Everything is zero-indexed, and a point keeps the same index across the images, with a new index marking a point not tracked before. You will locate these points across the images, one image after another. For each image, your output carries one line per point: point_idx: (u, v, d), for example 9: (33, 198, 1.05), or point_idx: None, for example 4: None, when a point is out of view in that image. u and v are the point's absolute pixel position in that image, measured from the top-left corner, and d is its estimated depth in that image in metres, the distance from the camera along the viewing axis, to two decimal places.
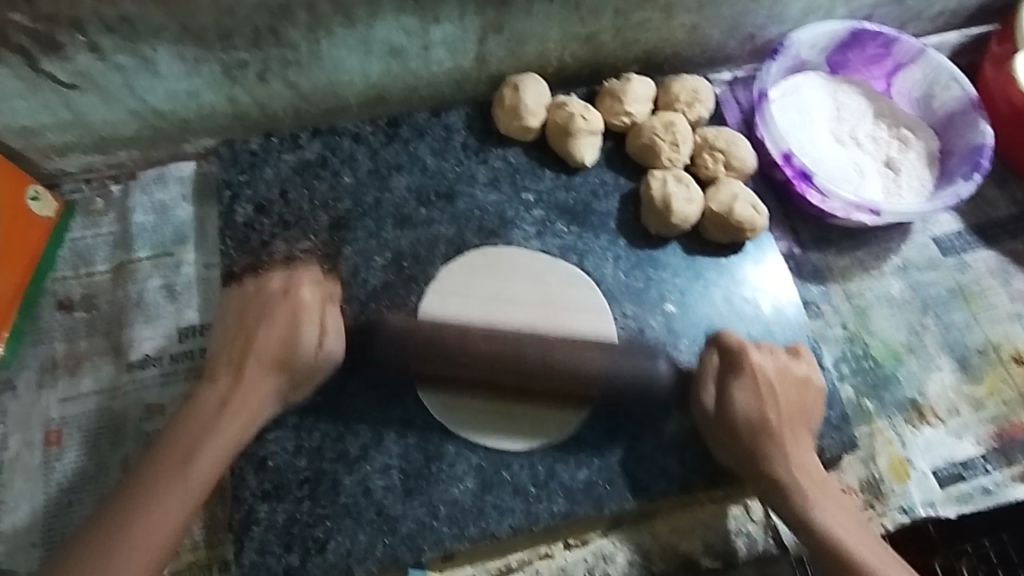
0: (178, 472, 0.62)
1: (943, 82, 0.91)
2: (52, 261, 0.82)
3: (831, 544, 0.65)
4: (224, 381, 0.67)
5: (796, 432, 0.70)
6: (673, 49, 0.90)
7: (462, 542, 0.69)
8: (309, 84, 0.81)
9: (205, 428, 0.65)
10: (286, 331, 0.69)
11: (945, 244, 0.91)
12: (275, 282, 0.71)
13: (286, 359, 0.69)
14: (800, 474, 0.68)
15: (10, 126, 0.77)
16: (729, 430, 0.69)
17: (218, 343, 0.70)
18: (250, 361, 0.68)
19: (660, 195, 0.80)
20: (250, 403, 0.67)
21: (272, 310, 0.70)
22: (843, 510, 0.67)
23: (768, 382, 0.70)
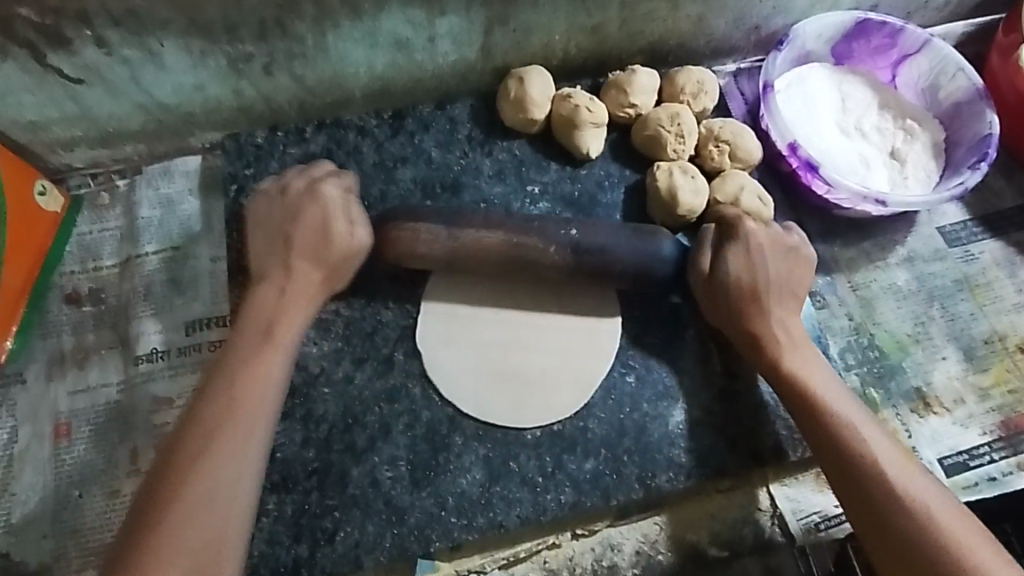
0: (259, 356, 0.65)
1: (950, 72, 0.91)
2: (59, 255, 0.82)
3: (812, 400, 0.68)
4: (274, 280, 0.70)
5: (787, 297, 0.73)
6: (678, 40, 0.90)
7: (470, 533, 0.70)
8: (314, 76, 0.81)
9: (266, 329, 0.67)
10: (322, 224, 0.71)
11: (950, 235, 0.91)
12: (298, 180, 0.74)
13: (323, 254, 0.71)
14: (784, 336, 0.71)
15: (16, 120, 0.77)
16: (722, 292, 0.72)
17: (259, 249, 0.72)
18: (293, 255, 0.70)
19: (666, 186, 0.80)
20: (303, 297, 0.70)
21: (306, 208, 0.72)
22: (829, 376, 0.70)
23: (758, 249, 0.73)
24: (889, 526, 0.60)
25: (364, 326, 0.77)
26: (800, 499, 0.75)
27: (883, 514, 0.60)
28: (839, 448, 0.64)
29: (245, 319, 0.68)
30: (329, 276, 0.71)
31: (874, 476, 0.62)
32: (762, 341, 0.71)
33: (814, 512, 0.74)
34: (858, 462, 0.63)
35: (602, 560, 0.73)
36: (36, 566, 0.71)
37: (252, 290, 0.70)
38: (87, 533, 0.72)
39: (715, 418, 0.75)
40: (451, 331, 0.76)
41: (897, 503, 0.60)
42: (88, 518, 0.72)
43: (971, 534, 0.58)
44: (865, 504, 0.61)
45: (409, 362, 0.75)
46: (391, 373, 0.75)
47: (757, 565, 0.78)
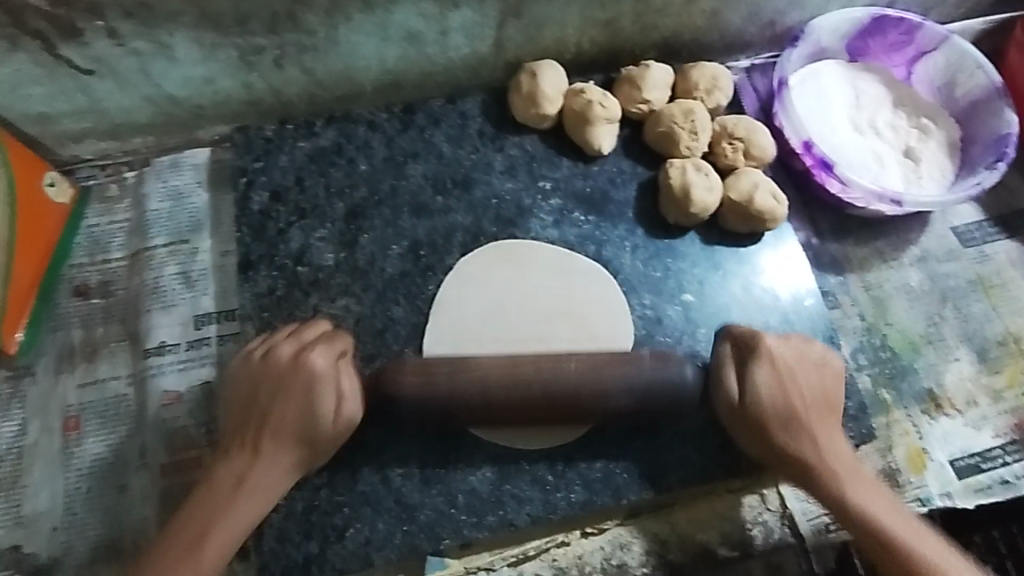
0: (192, 549, 0.61)
1: (969, 68, 0.90)
2: (68, 248, 0.82)
3: (878, 529, 0.64)
4: (240, 459, 0.65)
5: (823, 416, 0.69)
6: (692, 35, 0.89)
7: (480, 530, 0.69)
8: (325, 69, 0.81)
9: (223, 503, 0.63)
10: (303, 400, 0.66)
11: (964, 234, 0.90)
12: (287, 345, 0.69)
13: (303, 428, 0.66)
14: (835, 462, 0.67)
15: (26, 112, 0.77)
16: (755, 420, 0.68)
17: (230, 414, 0.68)
18: (268, 432, 0.66)
19: (679, 183, 0.80)
20: (267, 483, 0.65)
21: (284, 380, 0.67)
22: (888, 498, 0.66)
23: (788, 368, 0.69)
24: None
25: (374, 322, 0.76)
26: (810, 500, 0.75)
27: None
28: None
29: (202, 492, 0.64)
30: (304, 459, 0.66)
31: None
32: (809, 470, 0.67)
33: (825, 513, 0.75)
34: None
35: (612, 559, 0.72)
36: (47, 559, 0.71)
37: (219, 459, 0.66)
38: (97, 527, 0.72)
39: None
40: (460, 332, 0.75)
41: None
42: (99, 512, 0.72)
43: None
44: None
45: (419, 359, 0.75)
46: None
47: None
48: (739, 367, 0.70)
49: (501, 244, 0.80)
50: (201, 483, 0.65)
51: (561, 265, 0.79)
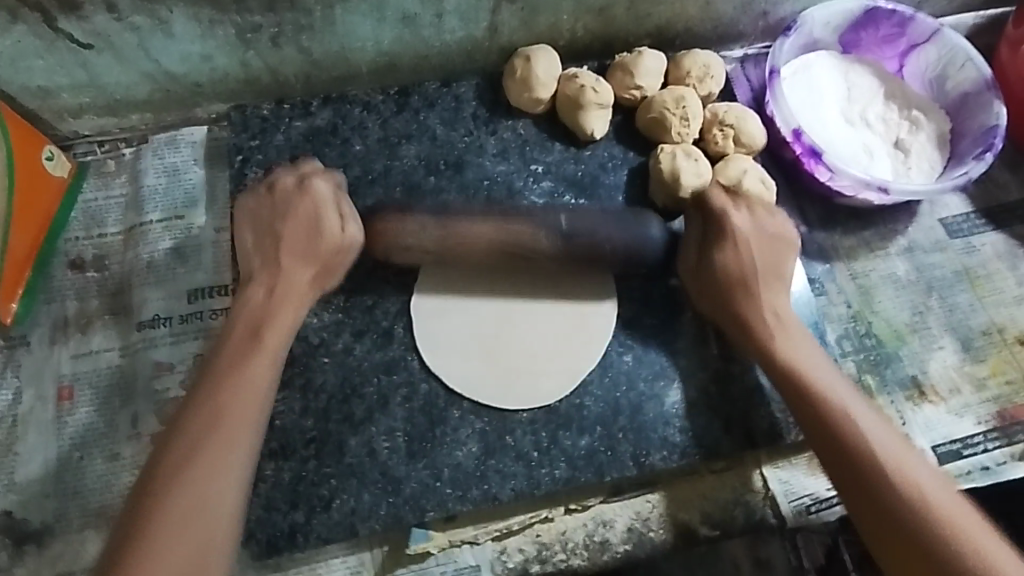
0: (236, 366, 0.64)
1: (958, 62, 0.91)
2: (65, 222, 0.83)
3: (800, 382, 0.68)
4: (259, 286, 0.69)
5: (773, 282, 0.74)
6: (685, 24, 0.90)
7: (464, 503, 0.71)
8: (321, 50, 0.82)
9: (259, 317, 0.67)
10: (312, 221, 0.71)
11: (952, 226, 0.91)
12: (287, 180, 0.73)
13: (314, 250, 0.71)
14: (775, 322, 0.72)
15: (26, 86, 0.78)
16: (709, 281, 0.74)
17: (248, 250, 0.71)
18: (283, 255, 0.70)
19: (668, 168, 0.81)
20: (292, 296, 0.69)
21: (292, 207, 0.72)
22: (820, 359, 0.70)
23: (743, 235, 0.74)
24: (880, 502, 0.60)
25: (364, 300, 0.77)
26: (792, 482, 0.76)
27: (874, 489, 0.60)
28: (830, 429, 0.64)
29: (240, 331, 0.67)
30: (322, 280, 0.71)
31: (870, 460, 0.62)
32: (751, 327, 0.72)
33: (806, 495, 0.75)
34: (851, 445, 0.63)
35: (594, 536, 0.73)
36: (38, 524, 0.72)
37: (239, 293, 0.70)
38: (87, 494, 0.73)
39: (710, 400, 0.76)
40: (447, 305, 0.76)
41: (888, 486, 0.60)
42: (89, 479, 0.73)
43: (965, 516, 0.58)
44: (858, 490, 0.61)
45: (408, 335, 0.76)
46: (390, 346, 0.76)
47: (747, 556, 0.85)
48: (699, 242, 0.75)
49: (494, 209, 0.81)
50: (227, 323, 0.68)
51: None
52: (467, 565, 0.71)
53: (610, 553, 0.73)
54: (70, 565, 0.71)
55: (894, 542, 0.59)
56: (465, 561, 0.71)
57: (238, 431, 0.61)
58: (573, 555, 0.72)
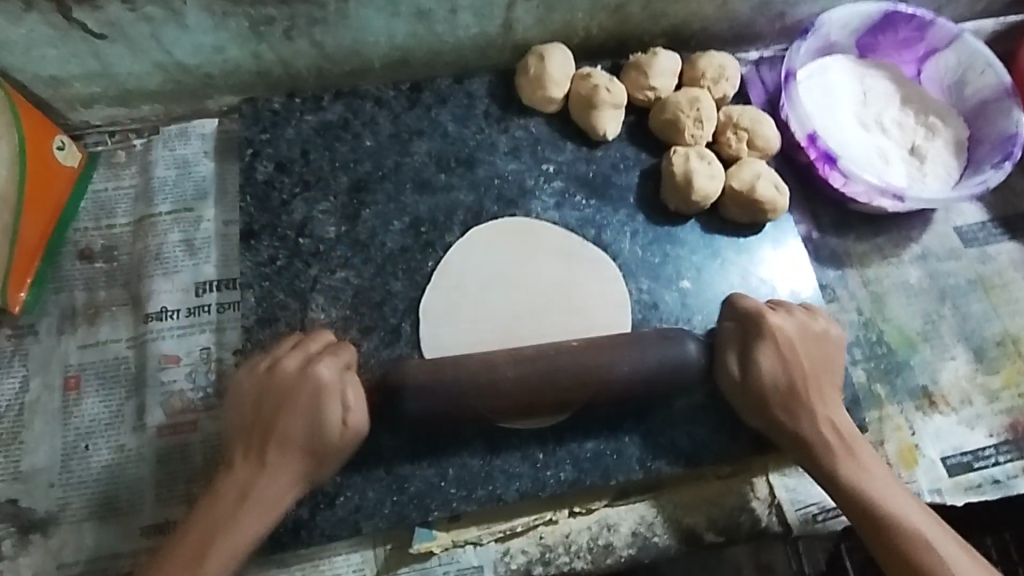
0: (192, 569, 0.60)
1: (978, 68, 0.89)
2: (75, 212, 0.83)
3: (867, 503, 0.65)
4: (245, 469, 0.65)
5: (824, 385, 0.70)
6: (701, 24, 0.89)
7: (468, 503, 0.70)
8: (334, 43, 0.81)
9: (224, 520, 0.62)
10: (311, 427, 0.66)
11: (967, 234, 0.90)
12: (289, 351, 0.70)
13: (311, 440, 0.66)
14: (834, 437, 0.68)
15: (38, 75, 0.78)
16: (758, 395, 0.70)
17: (235, 427, 0.67)
18: (274, 438, 0.66)
19: (681, 170, 0.80)
20: (276, 493, 0.64)
21: (292, 396, 0.67)
22: (878, 467, 0.67)
23: (791, 343, 0.70)
24: None
25: (372, 297, 0.77)
26: (798, 490, 0.75)
27: None
28: (905, 551, 0.62)
29: (205, 509, 0.63)
30: (309, 463, 0.66)
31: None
32: (808, 443, 0.68)
33: (811, 503, 0.75)
34: (927, 569, 0.61)
35: (598, 539, 0.73)
36: (43, 514, 0.72)
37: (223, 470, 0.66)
38: (92, 485, 0.73)
39: (718, 405, 0.76)
40: (458, 302, 0.77)
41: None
42: (95, 471, 0.73)
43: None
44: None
45: (415, 333, 0.76)
46: (398, 343, 0.76)
47: (751, 561, 0.87)
48: (739, 342, 0.71)
49: (517, 219, 0.81)
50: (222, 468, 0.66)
51: (569, 250, 0.80)
52: (469, 566, 0.71)
53: (614, 557, 0.72)
54: (73, 555, 0.71)
55: None
56: (468, 561, 0.71)
57: None
58: (576, 558, 0.72)
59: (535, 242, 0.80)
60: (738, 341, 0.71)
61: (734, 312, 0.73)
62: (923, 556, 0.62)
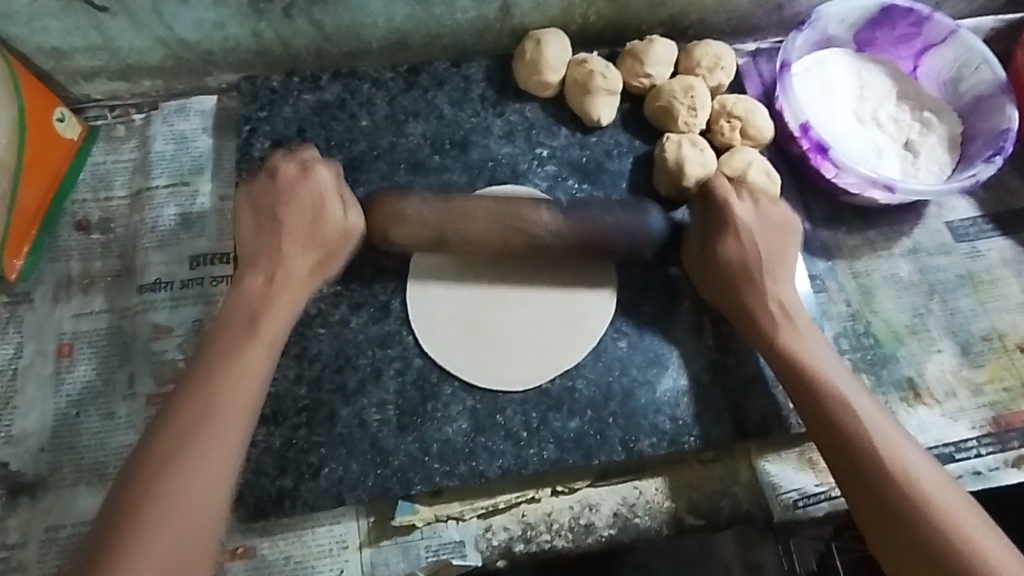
0: (245, 336, 0.65)
1: (974, 64, 0.90)
2: (74, 182, 0.84)
3: (804, 372, 0.67)
4: (259, 273, 0.69)
5: (777, 269, 0.73)
6: (698, 15, 0.90)
7: (451, 478, 0.71)
8: (333, 23, 0.82)
9: (254, 314, 0.67)
10: (312, 220, 0.71)
11: (958, 230, 0.90)
12: (289, 166, 0.73)
13: (315, 237, 0.71)
14: (781, 315, 0.71)
15: (40, 46, 0.79)
16: (716, 272, 0.73)
17: (247, 237, 0.71)
18: (284, 234, 0.71)
19: (674, 156, 0.80)
20: (291, 281, 0.70)
21: (294, 194, 0.72)
22: (825, 351, 0.69)
23: (748, 226, 0.73)
24: (883, 496, 0.60)
25: (363, 275, 0.78)
26: (780, 476, 0.75)
27: (877, 484, 0.61)
28: (830, 418, 0.64)
29: (238, 310, 0.67)
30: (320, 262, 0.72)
31: (868, 452, 0.62)
32: (756, 318, 0.71)
33: (793, 489, 0.74)
34: (851, 436, 0.63)
35: (579, 518, 0.73)
36: (32, 477, 0.73)
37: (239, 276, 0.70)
38: (81, 450, 0.74)
39: (702, 389, 0.76)
40: (446, 264, 0.78)
41: (885, 478, 0.60)
42: (84, 436, 0.74)
43: (965, 519, 0.58)
44: (856, 481, 0.62)
45: (405, 311, 0.77)
46: (387, 320, 0.76)
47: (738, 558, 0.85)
48: (703, 229, 0.74)
49: (519, 191, 0.82)
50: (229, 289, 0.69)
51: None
52: (451, 541, 0.72)
53: (595, 536, 0.73)
54: (61, 518, 0.72)
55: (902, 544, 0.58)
56: (449, 536, 0.72)
57: (234, 415, 0.61)
58: (557, 536, 0.73)
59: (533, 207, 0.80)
60: (701, 227, 0.75)
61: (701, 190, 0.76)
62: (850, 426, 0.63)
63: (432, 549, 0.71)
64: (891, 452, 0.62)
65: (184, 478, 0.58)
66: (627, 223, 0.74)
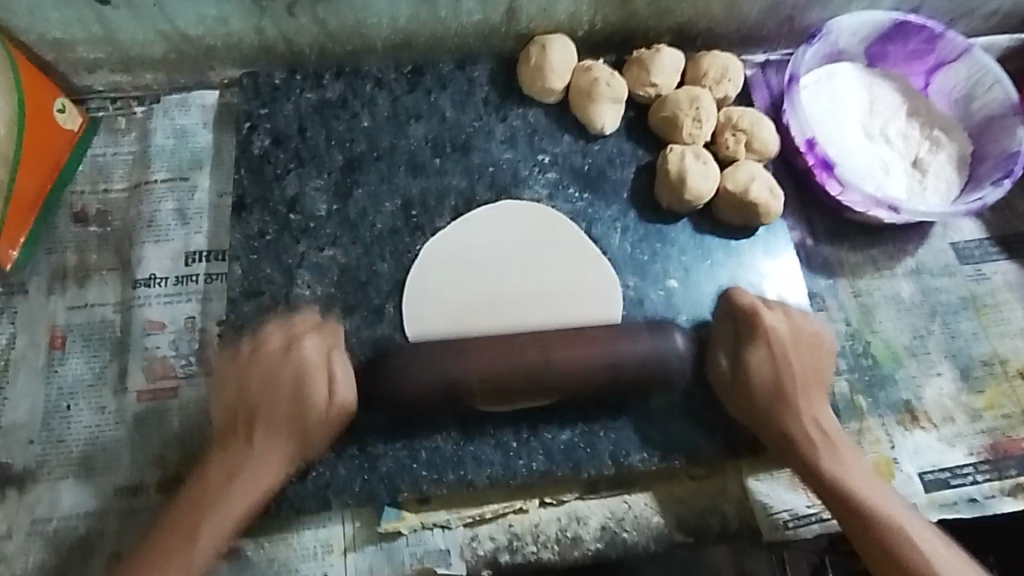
0: (192, 520, 0.63)
1: (986, 83, 0.88)
2: (72, 173, 0.84)
3: (852, 501, 0.66)
4: (236, 444, 0.66)
5: (811, 385, 0.72)
6: (708, 23, 0.89)
7: (438, 486, 0.71)
8: (337, 21, 0.81)
9: (220, 490, 0.64)
10: (292, 398, 0.67)
11: (963, 251, 0.89)
12: (276, 334, 0.70)
13: (295, 412, 0.67)
14: (817, 433, 0.70)
15: (42, 36, 0.79)
16: (747, 389, 0.71)
17: (224, 398, 0.69)
18: (262, 388, 0.68)
19: (676, 168, 0.79)
20: (264, 470, 0.66)
21: (279, 386, 0.68)
22: (862, 468, 0.69)
23: (782, 345, 0.72)
24: None
25: (359, 276, 0.78)
26: (771, 495, 0.75)
27: None
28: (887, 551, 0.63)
29: (197, 484, 0.65)
30: (296, 437, 0.67)
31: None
32: (792, 438, 0.70)
33: (782, 510, 0.74)
34: (906, 559, 0.62)
35: (567, 531, 0.73)
36: (20, 469, 0.73)
37: (216, 445, 0.67)
38: (70, 444, 0.74)
39: (695, 407, 0.76)
40: (457, 257, 0.78)
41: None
42: (73, 430, 0.74)
43: None
44: None
45: (399, 315, 0.76)
46: (381, 323, 0.76)
47: None
48: (732, 344, 0.73)
49: (546, 211, 0.81)
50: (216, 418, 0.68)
51: (581, 259, 0.79)
52: (436, 549, 0.71)
53: (581, 550, 0.72)
54: (48, 511, 0.72)
55: None
56: (435, 544, 0.72)
57: None
58: (544, 548, 0.72)
59: (549, 239, 0.79)
60: (731, 341, 0.74)
61: (729, 306, 0.75)
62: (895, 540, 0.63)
63: (417, 556, 0.71)
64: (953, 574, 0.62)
65: None
66: (649, 354, 0.70)
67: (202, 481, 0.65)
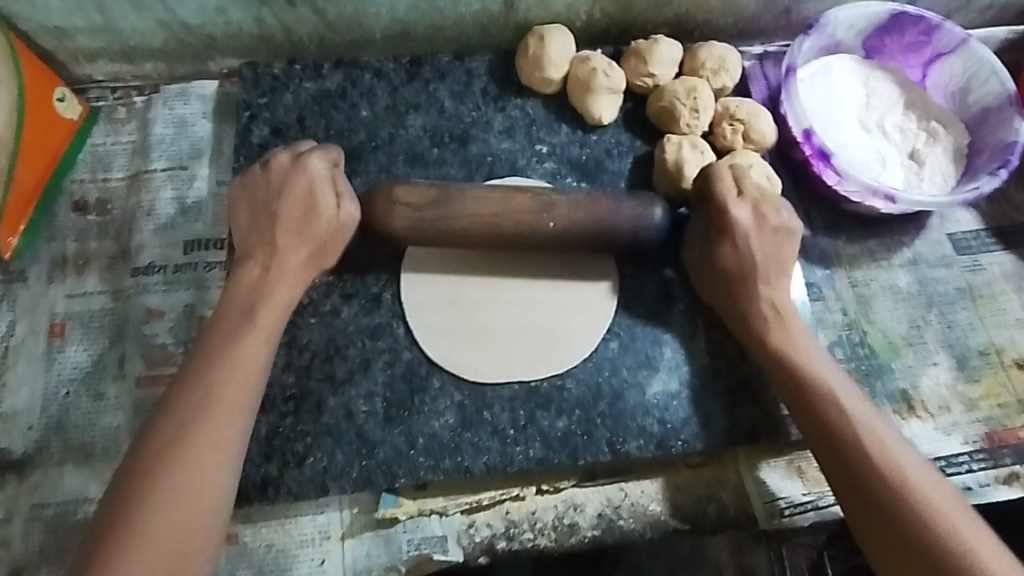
0: (240, 330, 0.66)
1: (982, 76, 0.88)
2: (72, 163, 0.84)
3: (805, 385, 0.68)
4: (254, 264, 0.70)
5: (774, 268, 0.73)
6: (705, 16, 0.89)
7: (435, 473, 0.71)
8: (336, 11, 0.82)
9: (255, 298, 0.68)
10: (304, 205, 0.72)
11: (960, 243, 0.89)
12: (284, 158, 0.73)
13: (309, 228, 0.71)
14: (776, 319, 0.71)
15: (43, 25, 0.80)
16: (715, 274, 0.74)
17: (243, 230, 0.72)
18: (278, 220, 0.71)
19: (673, 158, 0.80)
20: (287, 281, 0.69)
21: (284, 199, 0.72)
22: (819, 354, 0.70)
23: (745, 233, 0.72)
24: (871, 497, 0.61)
25: (357, 265, 0.78)
26: (768, 483, 0.75)
27: (861, 480, 0.62)
28: (833, 438, 0.64)
29: (227, 317, 0.67)
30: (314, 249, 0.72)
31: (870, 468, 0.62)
32: (752, 323, 0.72)
33: (780, 498, 0.74)
34: (843, 439, 0.64)
35: (564, 518, 0.72)
36: (19, 456, 0.73)
37: (235, 268, 0.70)
38: (69, 430, 0.74)
39: (692, 395, 0.76)
40: None
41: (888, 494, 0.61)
42: (72, 416, 0.75)
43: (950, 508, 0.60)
44: (854, 488, 0.62)
45: (396, 303, 0.77)
46: (378, 311, 0.76)
47: (731, 561, 0.85)
48: (700, 234, 0.75)
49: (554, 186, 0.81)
50: (217, 307, 0.68)
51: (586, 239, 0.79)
52: (433, 536, 0.71)
53: (578, 537, 0.72)
54: (47, 497, 0.72)
55: (899, 555, 0.59)
56: (431, 530, 0.71)
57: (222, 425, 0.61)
58: (540, 535, 0.72)
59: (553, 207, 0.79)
60: (701, 231, 0.74)
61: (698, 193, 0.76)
62: (836, 421, 0.65)
63: (413, 544, 0.71)
64: (893, 457, 0.63)
65: (181, 456, 0.58)
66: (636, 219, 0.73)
67: (230, 300, 0.68)
